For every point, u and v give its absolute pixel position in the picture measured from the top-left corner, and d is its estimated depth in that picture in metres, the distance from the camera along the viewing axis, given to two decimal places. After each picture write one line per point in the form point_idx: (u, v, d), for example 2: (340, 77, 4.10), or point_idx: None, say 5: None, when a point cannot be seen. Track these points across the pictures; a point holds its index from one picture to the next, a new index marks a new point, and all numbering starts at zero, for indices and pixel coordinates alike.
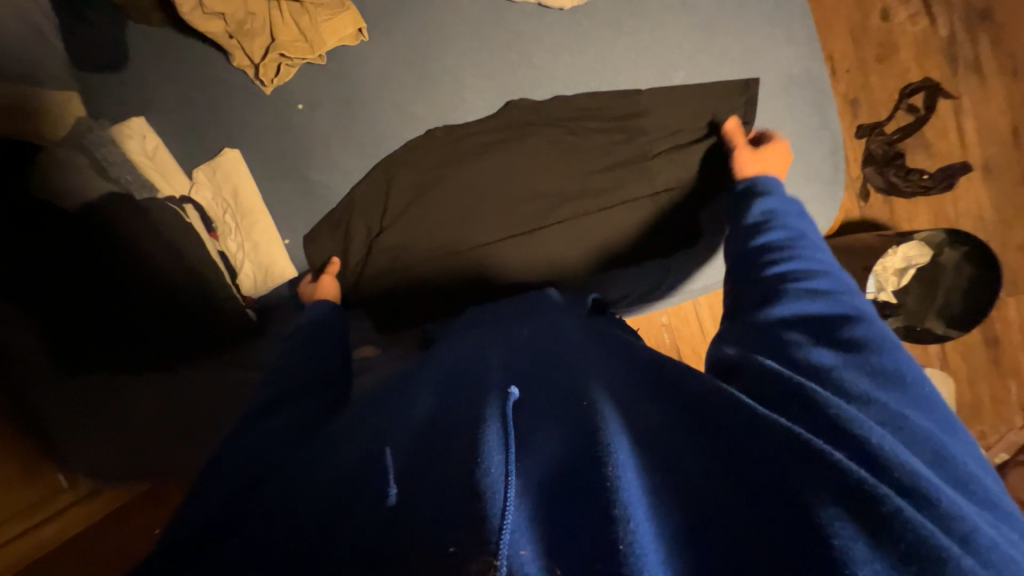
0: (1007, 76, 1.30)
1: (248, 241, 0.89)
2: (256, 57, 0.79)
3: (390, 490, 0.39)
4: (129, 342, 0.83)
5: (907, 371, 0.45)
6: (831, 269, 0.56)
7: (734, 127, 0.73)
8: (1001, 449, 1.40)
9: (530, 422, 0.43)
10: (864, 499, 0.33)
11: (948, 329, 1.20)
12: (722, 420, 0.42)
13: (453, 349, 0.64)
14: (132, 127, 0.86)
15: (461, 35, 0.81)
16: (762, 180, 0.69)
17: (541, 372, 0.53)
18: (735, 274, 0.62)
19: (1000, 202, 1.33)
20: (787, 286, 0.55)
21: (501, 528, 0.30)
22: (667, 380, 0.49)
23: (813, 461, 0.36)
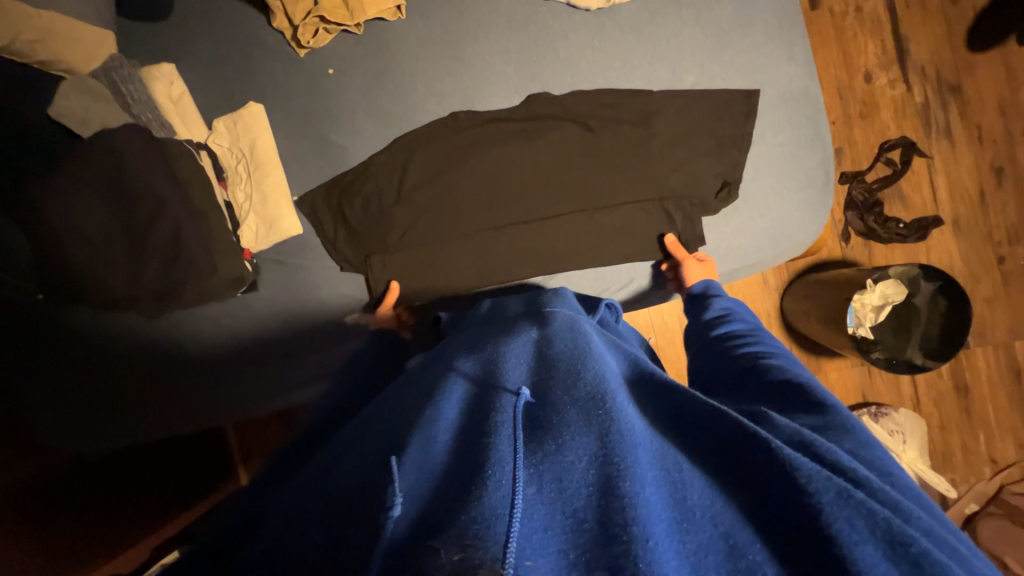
0: (975, 142, 1.43)
1: (256, 193, 0.90)
2: (296, 19, 0.85)
3: (390, 494, 0.39)
4: (122, 272, 0.81)
5: (861, 431, 0.47)
6: (782, 348, 0.62)
7: (672, 244, 0.82)
8: (971, 499, 1.40)
9: (547, 457, 0.42)
10: (890, 538, 0.35)
11: (926, 360, 1.26)
12: (727, 462, 0.43)
13: (464, 357, 0.63)
14: (161, 71, 0.89)
15: (492, 24, 0.88)
16: (711, 286, 0.78)
17: (554, 384, 0.52)
18: (707, 356, 0.67)
19: (969, 255, 1.42)
20: (756, 358, 0.59)
21: (506, 546, 0.33)
22: (677, 408, 0.49)
23: (839, 498, 0.37)
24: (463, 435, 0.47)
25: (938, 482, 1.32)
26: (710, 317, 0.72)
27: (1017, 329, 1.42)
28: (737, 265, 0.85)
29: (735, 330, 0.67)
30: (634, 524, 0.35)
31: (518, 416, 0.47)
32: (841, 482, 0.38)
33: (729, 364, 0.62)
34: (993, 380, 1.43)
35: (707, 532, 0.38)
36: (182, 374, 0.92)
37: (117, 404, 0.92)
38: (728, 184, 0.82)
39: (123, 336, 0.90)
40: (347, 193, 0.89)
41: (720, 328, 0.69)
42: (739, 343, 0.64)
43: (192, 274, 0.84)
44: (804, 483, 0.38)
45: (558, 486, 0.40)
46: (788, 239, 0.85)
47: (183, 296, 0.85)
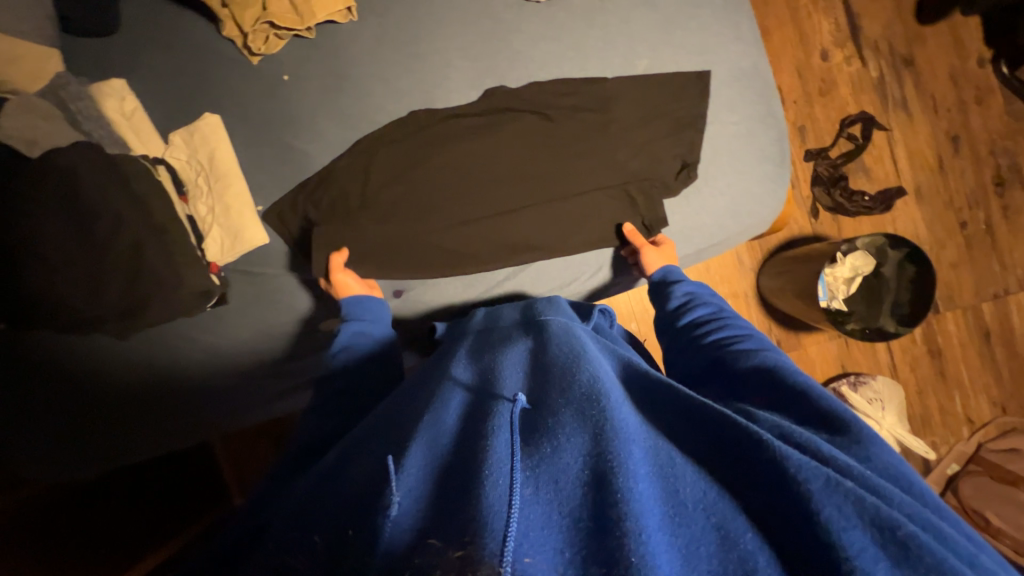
0: (930, 113, 1.47)
1: (219, 205, 0.89)
2: (245, 26, 0.84)
3: (391, 500, 0.39)
4: (84, 295, 0.80)
5: (845, 413, 0.45)
6: (754, 332, 0.63)
7: (630, 231, 0.82)
8: (952, 459, 1.44)
9: (543, 457, 0.42)
10: (875, 523, 0.35)
11: (898, 327, 1.29)
12: (716, 449, 0.43)
13: (460, 367, 0.63)
14: (112, 87, 0.87)
15: (445, 21, 0.88)
16: (672, 270, 0.78)
17: (549, 388, 0.53)
18: (681, 350, 0.68)
19: (932, 223, 1.46)
20: (729, 349, 0.60)
21: (505, 542, 0.33)
22: (669, 401, 0.50)
23: (827, 487, 0.37)
24: (459, 440, 0.48)
25: (917, 444, 1.36)
26: (675, 307, 0.73)
27: (983, 292, 1.47)
28: (703, 244, 0.87)
29: (702, 317, 0.69)
30: (629, 519, 0.35)
31: (513, 418, 0.47)
32: (829, 472, 0.38)
33: (706, 354, 0.63)
34: (964, 343, 1.47)
35: (700, 523, 0.38)
36: (154, 396, 0.90)
37: (88, 429, 0.88)
38: (688, 164, 0.83)
39: (88, 356, 0.87)
40: (311, 197, 0.88)
41: (687, 318, 0.71)
42: (713, 331, 0.65)
43: (157, 288, 0.82)
44: (793, 473, 0.38)
45: (555, 487, 0.40)
46: (751, 215, 0.86)
47: (149, 314, 0.83)
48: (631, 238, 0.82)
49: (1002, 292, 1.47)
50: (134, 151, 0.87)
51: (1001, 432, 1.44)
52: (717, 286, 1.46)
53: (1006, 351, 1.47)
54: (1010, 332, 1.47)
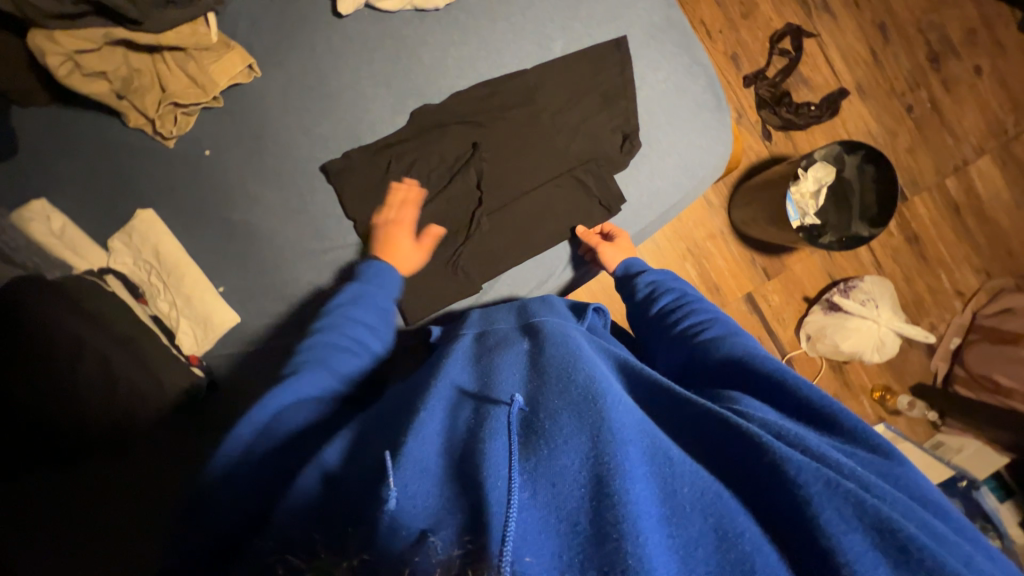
0: (852, 8, 1.46)
1: (180, 297, 0.86)
2: (150, 112, 0.79)
3: (389, 493, 0.38)
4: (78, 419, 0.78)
5: (835, 409, 0.45)
6: (723, 317, 0.64)
7: (582, 233, 0.83)
8: (953, 334, 1.48)
9: (542, 457, 0.41)
10: (870, 521, 0.36)
11: (873, 228, 1.29)
12: (718, 457, 0.44)
13: (456, 365, 0.60)
14: (33, 209, 0.83)
15: (349, 53, 0.85)
16: (634, 263, 0.80)
17: (546, 386, 0.50)
18: (657, 342, 0.68)
19: (881, 115, 1.47)
20: (702, 339, 0.61)
21: (506, 542, 0.33)
22: (673, 405, 0.49)
23: (827, 490, 0.38)
24: (455, 440, 0.45)
25: (917, 332, 1.39)
26: (645, 299, 0.74)
27: (944, 168, 1.49)
28: (664, 209, 0.86)
29: (670, 307, 0.70)
30: (628, 522, 0.35)
31: (512, 420, 0.45)
32: (830, 473, 0.39)
33: (680, 341, 0.64)
34: (937, 222, 1.50)
35: (696, 524, 0.38)
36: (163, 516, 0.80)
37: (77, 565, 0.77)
38: (628, 134, 0.83)
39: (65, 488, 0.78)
40: (268, 268, 0.88)
41: (659, 308, 0.71)
42: (684, 318, 0.67)
43: (141, 392, 0.81)
44: (795, 477, 0.39)
45: (553, 490, 0.39)
46: (701, 167, 0.85)
47: (134, 420, 0.81)
48: (585, 240, 0.82)
49: (961, 164, 1.49)
50: (78, 269, 0.83)
51: (990, 296, 1.48)
52: (693, 231, 1.47)
53: (978, 219, 1.50)
54: (977, 199, 1.50)
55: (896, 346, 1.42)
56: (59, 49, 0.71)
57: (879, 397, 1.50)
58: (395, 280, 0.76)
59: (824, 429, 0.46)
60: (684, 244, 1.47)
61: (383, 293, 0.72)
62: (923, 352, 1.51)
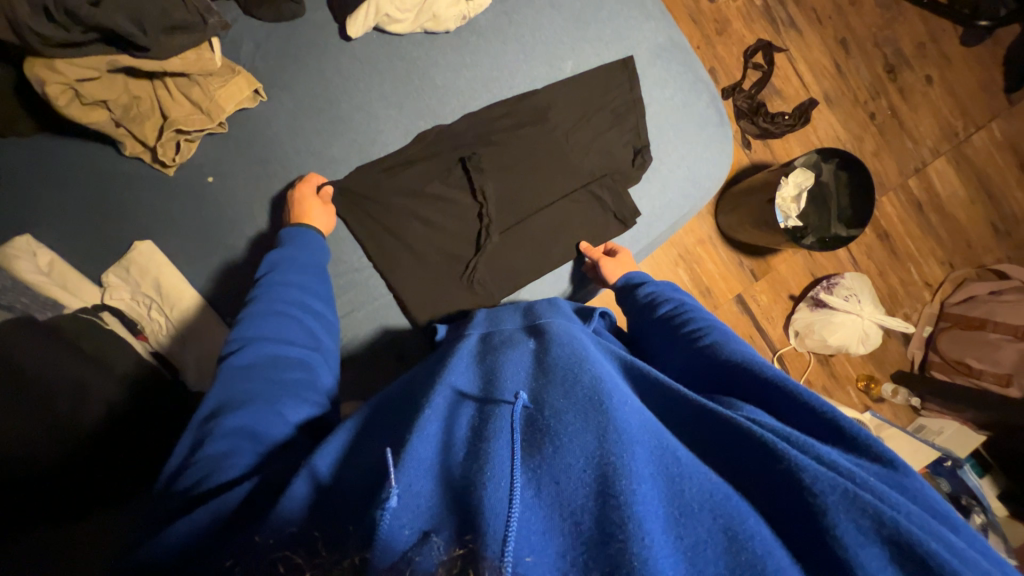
0: (816, 24, 1.58)
1: (184, 332, 0.82)
2: (150, 139, 0.76)
3: (390, 493, 0.37)
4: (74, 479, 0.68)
5: (844, 420, 0.45)
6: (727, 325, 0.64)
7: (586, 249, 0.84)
8: (925, 322, 1.59)
9: (547, 459, 0.41)
10: (880, 528, 0.36)
11: (850, 230, 1.38)
12: (730, 463, 0.44)
13: (460, 367, 0.57)
14: (17, 246, 0.77)
15: (358, 75, 0.84)
16: (635, 277, 0.81)
17: (551, 386, 0.50)
18: (659, 346, 0.68)
19: (848, 122, 1.58)
20: (703, 342, 0.61)
21: (506, 539, 0.33)
22: (675, 404, 0.49)
23: (844, 500, 0.38)
24: (461, 442, 0.45)
25: (895, 322, 1.48)
26: (648, 304, 0.74)
27: (906, 169, 1.61)
28: (674, 219, 0.89)
29: (673, 313, 0.69)
30: (634, 524, 0.35)
31: (517, 421, 0.45)
32: (848, 484, 0.38)
33: (679, 346, 0.64)
34: (904, 219, 1.61)
35: (705, 524, 0.38)
36: None
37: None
38: (640, 149, 0.86)
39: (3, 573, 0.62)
40: None
41: (661, 313, 0.71)
42: (683, 323, 0.66)
43: (132, 433, 0.74)
44: (809, 483, 0.39)
45: (556, 488, 0.39)
46: (708, 178, 0.89)
47: (112, 469, 0.71)
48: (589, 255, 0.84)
49: (920, 165, 1.61)
50: (68, 307, 0.78)
51: (955, 286, 1.59)
52: (684, 237, 1.52)
53: (938, 215, 1.63)
54: (937, 197, 1.62)
55: (878, 337, 1.50)
56: (59, 78, 0.66)
57: (864, 386, 1.58)
58: (319, 244, 0.75)
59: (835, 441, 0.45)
60: (677, 250, 1.52)
61: (305, 255, 0.71)
62: (900, 341, 1.61)
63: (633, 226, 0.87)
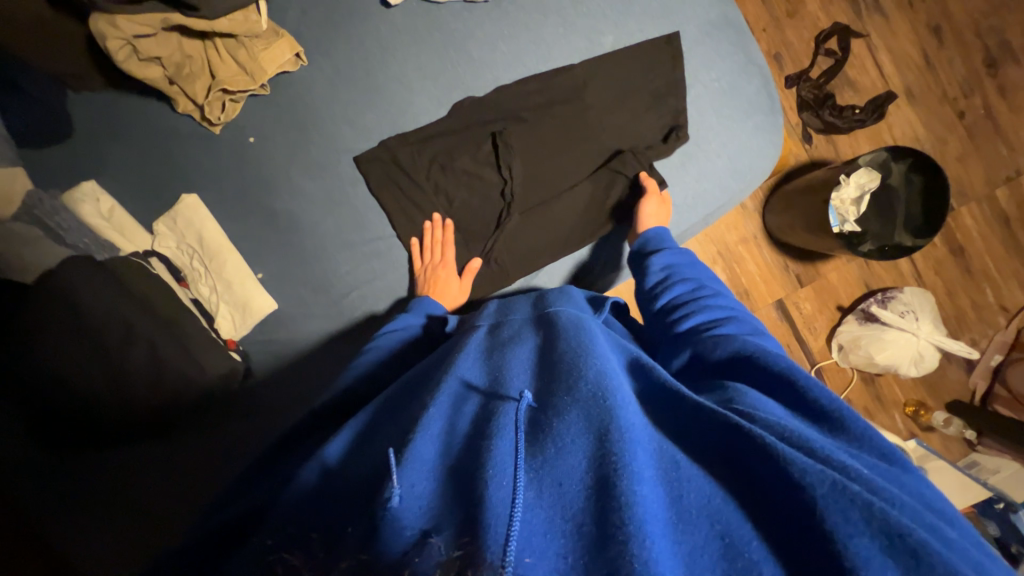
0: (906, 8, 1.41)
1: (220, 283, 0.88)
2: (199, 98, 0.80)
3: (392, 492, 0.38)
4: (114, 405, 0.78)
5: (844, 410, 0.43)
6: (735, 314, 0.62)
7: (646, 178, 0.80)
8: (994, 351, 1.43)
9: (548, 458, 0.40)
10: (876, 527, 0.33)
11: (916, 240, 1.26)
12: (721, 463, 0.41)
13: (467, 360, 0.57)
14: (84, 190, 0.86)
15: (396, 44, 0.85)
16: (651, 238, 0.75)
17: (555, 384, 0.48)
18: (661, 332, 0.65)
19: (930, 121, 1.41)
20: (707, 334, 0.59)
21: (507, 539, 0.33)
22: (674, 403, 0.46)
23: (835, 493, 0.35)
24: (463, 440, 0.45)
25: (959, 346, 1.33)
26: (658, 283, 0.71)
27: (995, 178, 1.43)
28: (707, 213, 0.84)
29: (682, 297, 0.66)
30: (631, 525, 0.34)
31: (520, 418, 0.44)
32: (836, 475, 0.36)
33: (684, 336, 0.61)
34: (984, 234, 1.44)
35: (703, 530, 0.36)
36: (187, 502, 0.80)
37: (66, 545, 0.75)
38: (676, 134, 0.81)
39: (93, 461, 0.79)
40: (308, 258, 0.89)
41: (670, 295, 0.68)
42: (691, 311, 0.64)
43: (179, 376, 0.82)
44: (800, 476, 0.36)
45: (558, 490, 0.38)
46: (750, 169, 0.83)
47: (145, 402, 0.80)
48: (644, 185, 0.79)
49: (1013, 174, 1.43)
50: (123, 251, 0.85)
51: None
52: (725, 235, 1.44)
53: None
54: None
55: (934, 360, 1.37)
56: (118, 34, 0.71)
57: (911, 412, 1.45)
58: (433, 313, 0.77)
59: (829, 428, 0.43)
60: (716, 247, 1.44)
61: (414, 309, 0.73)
62: (962, 368, 1.46)
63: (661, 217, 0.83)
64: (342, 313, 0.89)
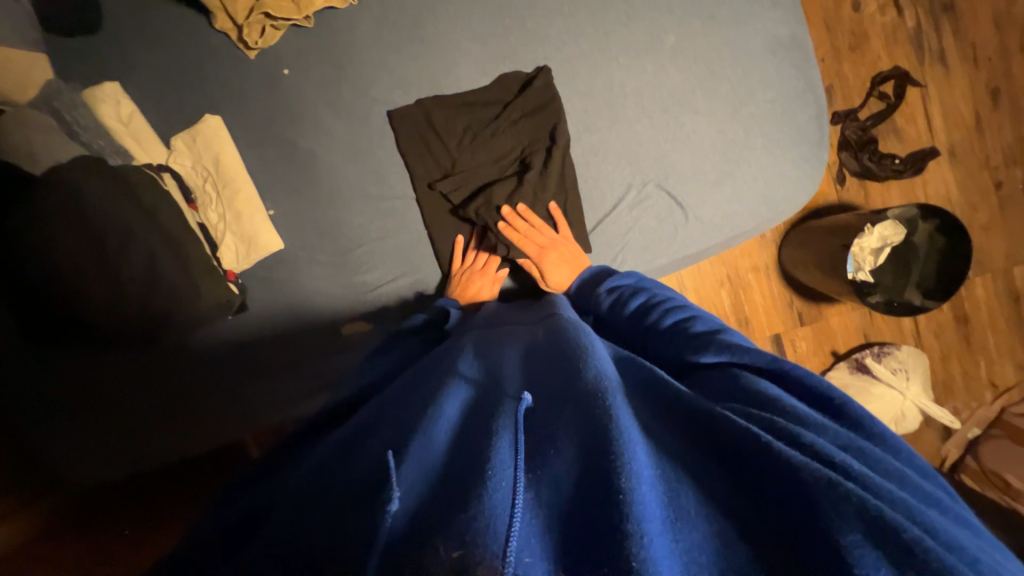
0: (970, 64, 1.37)
1: (230, 212, 0.86)
2: (239, 18, 0.78)
3: (392, 494, 0.37)
4: (115, 308, 0.80)
5: (837, 399, 0.44)
6: (699, 310, 0.61)
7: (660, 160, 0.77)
8: (974, 424, 1.44)
9: (546, 459, 0.41)
10: (871, 530, 0.32)
11: (924, 301, 1.25)
12: (722, 459, 0.40)
13: (467, 360, 0.59)
14: (105, 90, 0.82)
15: (451, 0, 0.81)
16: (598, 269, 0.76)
17: (554, 384, 0.49)
18: (638, 339, 0.63)
19: (967, 184, 1.39)
20: (684, 334, 0.58)
21: (508, 540, 0.32)
22: (668, 402, 0.46)
23: (831, 492, 0.34)
24: (461, 437, 0.46)
25: (941, 414, 1.35)
26: (619, 295, 0.70)
27: (1016, 254, 1.42)
28: (734, 234, 0.82)
29: (649, 302, 0.65)
30: (630, 520, 0.33)
31: (518, 414, 0.44)
32: (829, 473, 0.35)
33: (664, 340, 0.59)
34: (993, 308, 1.44)
35: (703, 526, 0.35)
36: (189, 405, 0.89)
37: (100, 422, 0.88)
38: (718, 153, 0.79)
39: (111, 362, 0.87)
40: (321, 204, 0.87)
41: (635, 304, 0.67)
42: (665, 314, 0.62)
43: (174, 292, 0.81)
44: (796, 468, 0.35)
45: (557, 489, 0.38)
46: (785, 201, 0.81)
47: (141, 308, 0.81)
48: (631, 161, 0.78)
49: None
50: (138, 160, 0.83)
51: None
52: (738, 259, 1.43)
53: None
54: None
55: (915, 421, 1.38)
56: None
57: None
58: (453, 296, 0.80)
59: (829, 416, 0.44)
60: (726, 271, 1.43)
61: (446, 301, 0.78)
62: (938, 434, 1.47)
63: (689, 229, 0.80)
64: (346, 265, 0.88)
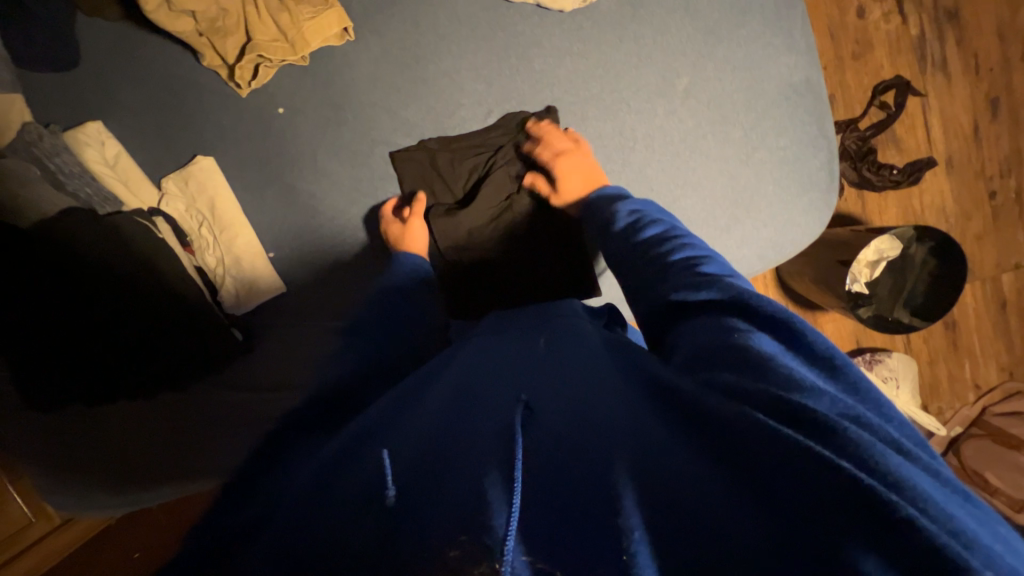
0: (971, 73, 1.36)
1: (228, 255, 0.83)
2: (230, 58, 0.75)
3: (390, 487, 0.40)
4: (121, 366, 0.75)
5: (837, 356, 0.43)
6: (713, 255, 0.60)
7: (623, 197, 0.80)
8: (957, 423, 1.49)
9: (542, 455, 0.40)
10: (852, 507, 0.31)
11: (912, 319, 1.29)
12: (711, 436, 0.39)
13: (465, 365, 0.59)
14: (87, 132, 0.79)
15: (455, 38, 0.79)
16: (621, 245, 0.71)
17: (556, 390, 0.49)
18: (640, 278, 0.62)
19: (961, 194, 1.41)
20: (690, 274, 0.56)
21: (506, 534, 0.32)
22: (663, 383, 0.46)
23: (807, 462, 0.34)
24: (449, 434, 0.45)
25: (925, 417, 1.41)
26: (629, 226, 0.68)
27: (1004, 262, 1.45)
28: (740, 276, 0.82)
29: (660, 234, 0.64)
30: (620, 517, 0.34)
31: (518, 412, 0.43)
32: (801, 439, 0.35)
33: (663, 276, 0.59)
34: (979, 313, 1.48)
35: (694, 508, 0.35)
36: (190, 447, 0.85)
37: (106, 474, 0.83)
38: (727, 198, 0.79)
39: (111, 417, 0.81)
40: (321, 246, 0.84)
41: (645, 236, 0.66)
42: (672, 252, 0.61)
43: (177, 334, 0.78)
44: (777, 435, 0.35)
45: (554, 484, 0.38)
46: (790, 244, 0.82)
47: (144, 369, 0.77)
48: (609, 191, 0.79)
49: (1022, 262, 1.45)
50: (128, 207, 0.80)
51: (1005, 395, 1.50)
52: None
53: (1020, 319, 1.49)
54: None
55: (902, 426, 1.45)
56: None
57: None
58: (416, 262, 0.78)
59: (828, 378, 0.42)
60: None
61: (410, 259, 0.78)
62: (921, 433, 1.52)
63: None
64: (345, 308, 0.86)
